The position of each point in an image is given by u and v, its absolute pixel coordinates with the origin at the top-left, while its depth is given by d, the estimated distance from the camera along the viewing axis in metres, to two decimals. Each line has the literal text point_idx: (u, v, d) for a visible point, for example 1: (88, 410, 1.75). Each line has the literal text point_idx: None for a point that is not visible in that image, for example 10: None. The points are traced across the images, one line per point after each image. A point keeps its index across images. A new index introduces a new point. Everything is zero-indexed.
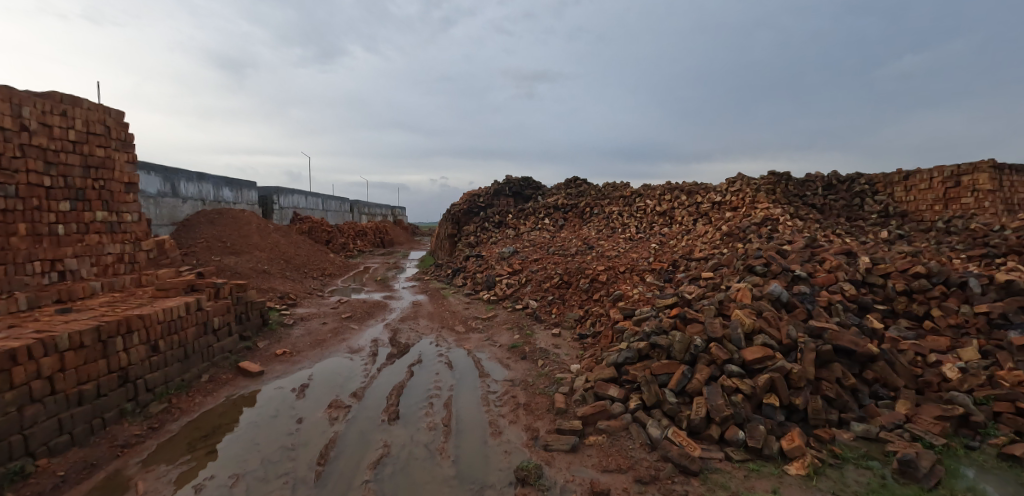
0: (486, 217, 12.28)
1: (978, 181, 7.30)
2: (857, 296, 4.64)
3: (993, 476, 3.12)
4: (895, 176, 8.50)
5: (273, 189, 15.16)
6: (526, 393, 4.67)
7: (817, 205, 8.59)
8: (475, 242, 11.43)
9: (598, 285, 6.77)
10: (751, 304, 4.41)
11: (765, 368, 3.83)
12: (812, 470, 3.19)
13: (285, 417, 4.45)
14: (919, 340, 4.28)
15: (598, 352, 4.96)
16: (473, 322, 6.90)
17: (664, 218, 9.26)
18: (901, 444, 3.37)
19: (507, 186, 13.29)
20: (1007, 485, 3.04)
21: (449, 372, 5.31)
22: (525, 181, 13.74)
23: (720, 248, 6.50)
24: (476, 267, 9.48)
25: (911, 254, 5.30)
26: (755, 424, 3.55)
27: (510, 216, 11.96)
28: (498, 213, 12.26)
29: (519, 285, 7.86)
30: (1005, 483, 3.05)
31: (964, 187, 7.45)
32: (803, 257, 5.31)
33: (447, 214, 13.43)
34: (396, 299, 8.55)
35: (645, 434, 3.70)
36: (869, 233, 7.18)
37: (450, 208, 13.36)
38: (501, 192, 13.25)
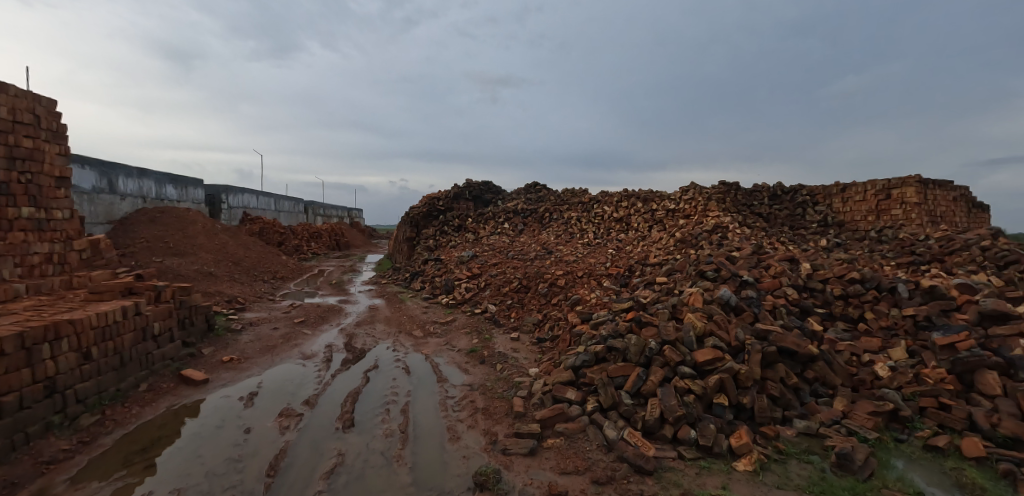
0: (445, 221, 12.17)
1: (906, 194, 7.86)
2: (800, 300, 4.89)
3: (920, 467, 3.36)
4: (833, 188, 9.05)
5: (221, 187, 14.46)
6: (485, 398, 4.63)
7: (763, 214, 9.04)
8: (434, 245, 11.31)
9: (557, 289, 6.84)
10: (702, 308, 4.57)
11: (715, 369, 3.96)
12: (759, 465, 3.34)
13: (232, 427, 4.21)
14: (854, 341, 4.56)
15: (556, 356, 4.99)
16: (432, 327, 6.80)
17: (620, 224, 9.48)
18: (838, 438, 3.57)
19: (467, 189, 13.25)
20: (930, 474, 3.28)
21: (406, 377, 5.21)
22: (485, 185, 13.74)
23: (673, 253, 6.72)
24: (435, 271, 9.36)
25: (848, 261, 5.65)
26: (706, 423, 3.67)
27: (470, 219, 11.92)
28: (457, 217, 12.18)
29: (478, 289, 7.82)
30: (930, 473, 3.29)
31: (894, 199, 8.01)
32: (750, 263, 5.55)
33: (405, 216, 13.18)
34: (352, 303, 8.32)
35: (601, 436, 3.75)
36: (810, 241, 7.61)
37: (409, 210, 13.12)
38: (461, 195, 13.08)
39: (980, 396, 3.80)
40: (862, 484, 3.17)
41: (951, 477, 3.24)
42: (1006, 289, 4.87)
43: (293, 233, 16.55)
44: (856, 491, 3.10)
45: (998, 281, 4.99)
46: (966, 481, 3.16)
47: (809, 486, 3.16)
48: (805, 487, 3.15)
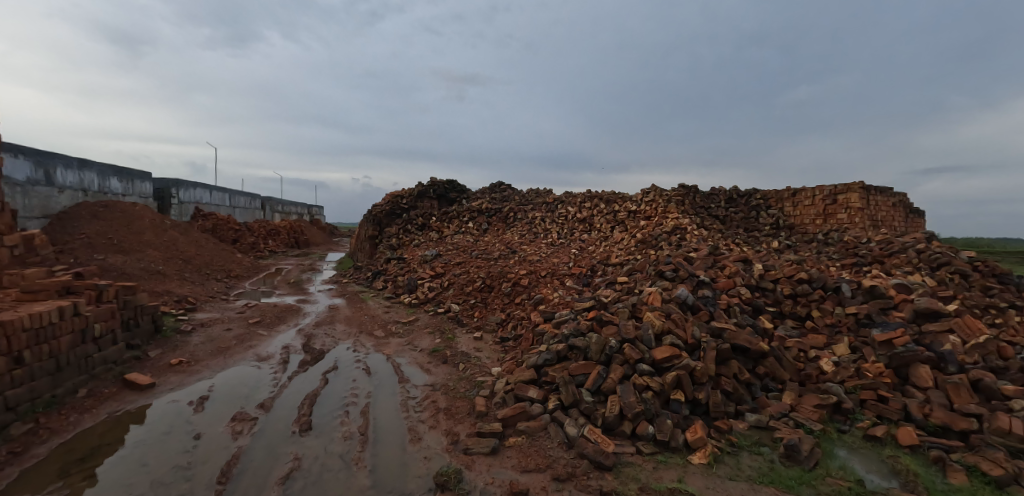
0: (408, 219, 12.01)
1: (850, 199, 8.34)
2: (752, 299, 5.11)
3: (859, 455, 3.57)
4: (784, 192, 9.49)
5: (171, 181, 13.76)
6: (447, 398, 4.59)
7: (719, 216, 9.38)
8: (397, 244, 11.14)
9: (520, 289, 6.88)
10: (661, 307, 4.70)
11: (672, 366, 4.09)
12: (712, 458, 3.46)
13: (180, 433, 4.01)
14: (802, 338, 4.80)
15: (518, 355, 5.01)
16: (394, 327, 6.70)
17: (583, 225, 9.63)
18: (786, 430, 3.75)
19: (432, 188, 13.14)
20: (869, 462, 3.50)
21: (366, 378, 5.11)
22: (450, 184, 13.65)
23: (634, 254, 6.88)
24: (398, 270, 9.22)
25: (797, 262, 5.94)
26: (663, 418, 3.77)
27: (434, 218, 11.81)
28: (421, 215, 12.06)
29: (441, 289, 7.76)
30: (869, 461, 3.50)
31: (839, 204, 8.47)
32: (707, 264, 5.75)
33: (368, 214, 12.92)
34: (310, 303, 8.08)
35: (562, 433, 3.79)
36: (762, 243, 7.95)
37: (371, 208, 12.87)
38: (424, 194, 13.00)
39: (913, 388, 4.08)
40: (807, 473, 3.35)
41: (887, 464, 3.46)
42: (937, 289, 5.26)
43: (249, 230, 15.92)
44: (802, 480, 3.27)
45: (931, 281, 5.38)
46: (900, 468, 3.38)
47: (759, 477, 3.31)
48: (755, 478, 3.29)
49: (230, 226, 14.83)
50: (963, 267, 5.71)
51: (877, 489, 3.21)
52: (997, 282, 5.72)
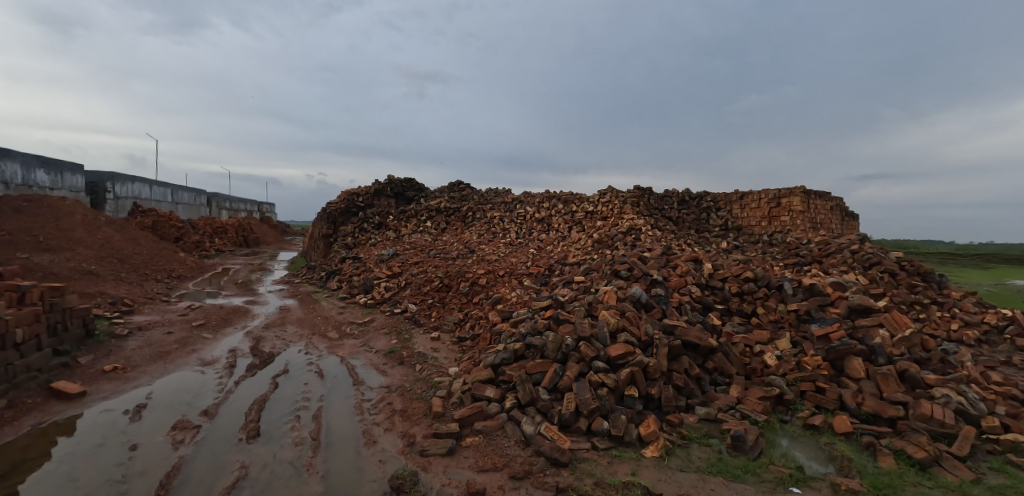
0: (364, 218, 11.76)
1: (792, 202, 8.80)
2: (702, 297, 5.31)
3: (800, 444, 3.78)
4: (733, 195, 9.93)
5: (106, 175, 12.88)
6: (403, 399, 4.52)
7: (672, 217, 9.71)
8: (353, 243, 10.87)
9: (478, 288, 6.87)
10: (616, 305, 4.80)
11: (626, 363, 4.18)
12: (664, 451, 3.57)
13: (114, 444, 3.74)
14: (748, 333, 5.02)
15: (476, 354, 4.99)
16: (349, 328, 6.53)
17: (541, 225, 9.72)
18: (733, 422, 3.91)
19: (389, 186, 12.93)
20: (808, 450, 3.71)
21: (319, 381, 4.95)
22: (408, 182, 13.47)
23: (590, 253, 7.02)
24: (353, 270, 8.99)
25: (743, 262, 6.22)
26: (618, 414, 3.85)
27: (391, 217, 11.62)
28: (378, 214, 11.84)
29: (398, 288, 7.64)
30: (808, 449, 3.71)
31: (783, 207, 8.93)
32: (660, 263, 5.93)
33: (322, 212, 12.54)
34: (260, 304, 7.75)
35: (519, 432, 3.80)
36: (712, 244, 8.29)
37: (326, 206, 12.50)
38: (382, 192, 12.80)
39: (847, 378, 4.35)
40: (752, 462, 3.50)
41: (825, 450, 3.68)
42: (869, 286, 5.65)
43: (193, 228, 15.08)
44: (747, 469, 3.42)
45: (863, 280, 5.77)
46: (836, 454, 3.60)
47: (708, 467, 3.44)
48: (704, 469, 3.42)
49: (172, 223, 13.98)
50: (891, 267, 6.17)
51: (815, 474, 3.40)
52: (919, 280, 6.23)
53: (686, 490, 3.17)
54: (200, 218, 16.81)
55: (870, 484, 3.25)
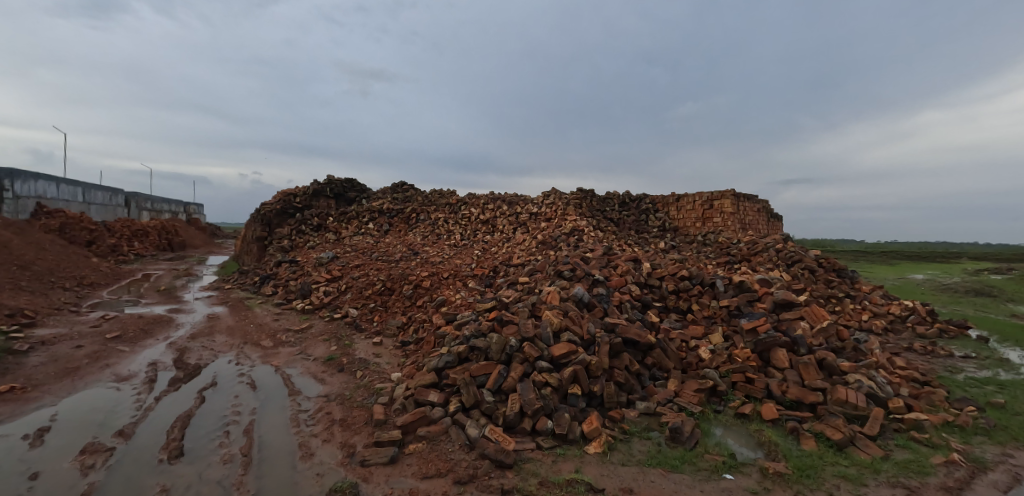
0: (302, 220, 11.28)
1: (724, 205, 9.34)
2: (641, 296, 5.50)
3: (732, 432, 3.98)
4: (670, 197, 10.39)
5: (3, 172, 11.62)
6: (343, 408, 4.35)
7: (613, 218, 10.02)
8: (289, 246, 10.39)
9: (421, 291, 6.79)
10: (559, 305, 4.88)
11: (569, 362, 4.25)
12: (607, 446, 3.65)
13: (9, 473, 3.33)
14: (684, 329, 5.25)
15: (419, 358, 4.91)
16: (285, 336, 6.23)
17: (486, 226, 9.74)
18: (671, 414, 4.06)
19: (328, 186, 12.55)
20: (739, 437, 3.91)
21: (251, 393, 4.69)
22: (349, 182, 13.10)
23: (534, 255, 7.10)
24: (290, 274, 8.59)
25: (679, 262, 6.52)
26: (561, 412, 3.90)
27: (331, 219, 11.23)
28: (316, 215, 11.42)
29: (338, 293, 7.38)
30: (740, 437, 3.92)
31: (715, 209, 9.43)
32: (601, 263, 6.10)
33: (256, 213, 11.90)
34: (185, 313, 7.23)
35: (464, 435, 3.75)
36: (652, 244, 8.65)
37: (260, 207, 11.87)
38: (321, 193, 12.40)
39: (773, 368, 4.65)
40: (689, 452, 3.65)
41: (754, 437, 3.90)
42: (792, 282, 6.09)
43: (108, 231, 13.92)
44: (684, 459, 3.56)
45: (787, 276, 6.21)
46: (764, 440, 3.82)
47: (647, 460, 3.55)
48: (644, 461, 3.53)
49: (83, 225, 12.75)
50: (810, 264, 6.70)
51: (746, 460, 3.59)
52: (835, 276, 6.81)
53: (627, 483, 3.26)
54: (116, 220, 15.48)
55: (794, 466, 3.48)
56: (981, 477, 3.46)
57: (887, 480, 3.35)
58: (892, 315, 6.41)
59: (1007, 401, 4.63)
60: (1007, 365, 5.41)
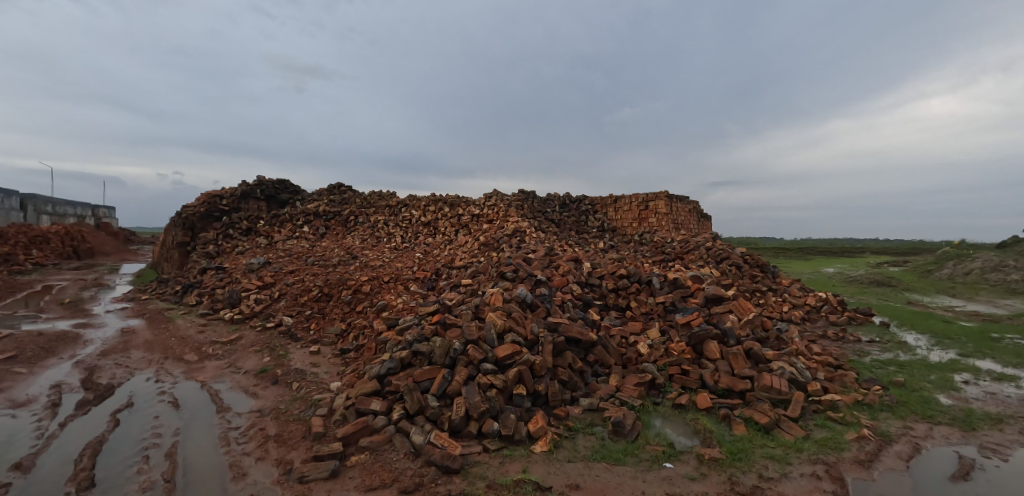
0: (230, 223, 10.61)
1: (658, 205, 9.85)
2: (582, 295, 5.66)
3: (670, 422, 4.17)
4: (607, 199, 10.76)
5: None
6: (278, 423, 4.13)
7: (553, 219, 10.23)
8: (215, 252, 9.74)
9: (361, 296, 6.61)
10: (502, 307, 4.92)
11: (514, 362, 4.29)
12: (552, 444, 3.70)
13: None
14: (623, 325, 5.47)
15: (360, 366, 4.76)
16: (211, 348, 5.83)
17: (427, 229, 9.65)
18: (614, 409, 4.19)
19: (259, 187, 11.90)
20: (677, 427, 4.10)
21: (174, 413, 4.34)
22: (280, 183, 12.50)
23: (476, 257, 7.12)
24: (216, 281, 8.05)
25: (618, 260, 6.78)
26: (507, 413, 3.91)
27: (262, 222, 10.66)
28: (245, 218, 10.79)
29: (271, 300, 7.02)
30: (677, 426, 4.11)
31: (650, 210, 9.93)
32: (543, 263, 6.21)
33: (176, 217, 11.03)
34: (94, 328, 6.58)
35: (408, 443, 3.66)
36: (592, 244, 8.95)
37: (181, 210, 11.02)
38: (250, 194, 11.72)
39: (706, 359, 4.93)
40: (631, 444, 3.79)
41: (691, 425, 4.10)
42: (721, 278, 6.53)
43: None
44: (627, 451, 3.69)
45: (716, 273, 6.65)
46: (700, 427, 4.03)
47: (592, 454, 3.64)
48: (589, 456, 3.61)
49: None
50: (737, 261, 7.21)
51: (684, 448, 3.77)
52: (758, 271, 7.37)
53: (573, 479, 3.32)
54: (9, 226, 13.86)
55: (728, 450, 3.69)
56: (887, 449, 3.85)
57: (809, 457, 3.64)
58: (809, 306, 7.01)
59: (906, 379, 5.19)
60: (904, 347, 6.08)
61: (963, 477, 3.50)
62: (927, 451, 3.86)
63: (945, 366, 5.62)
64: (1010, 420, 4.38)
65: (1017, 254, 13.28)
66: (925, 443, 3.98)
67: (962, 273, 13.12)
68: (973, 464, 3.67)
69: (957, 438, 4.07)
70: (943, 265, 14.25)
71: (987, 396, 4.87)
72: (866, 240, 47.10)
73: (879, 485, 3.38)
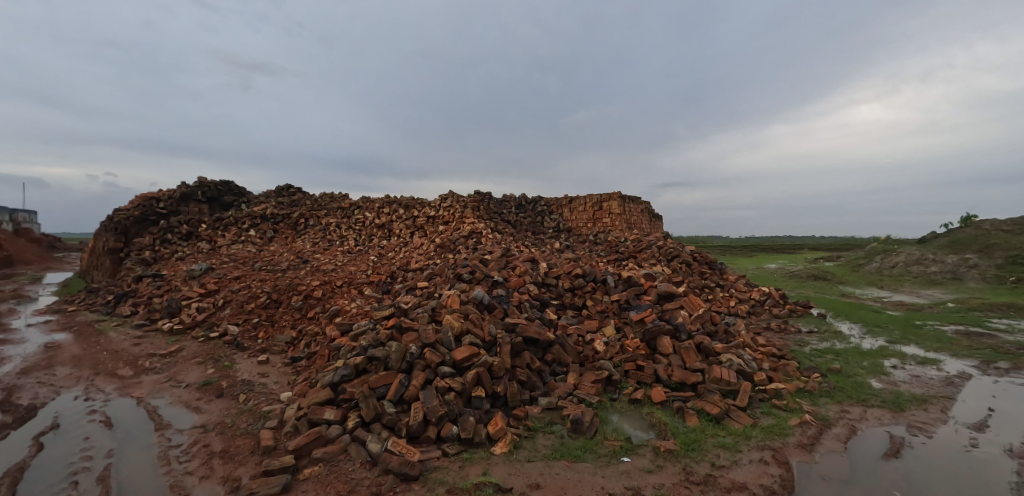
0: (168, 228, 9.97)
1: (611, 206, 10.12)
2: (539, 295, 5.73)
3: (627, 417, 4.27)
4: (563, 200, 10.93)
5: None
6: (224, 438, 3.91)
7: (510, 220, 10.29)
8: (152, 258, 9.13)
9: (313, 302, 6.39)
10: (459, 309, 4.89)
11: (472, 364, 4.27)
12: (512, 445, 3.71)
13: None
14: (580, 324, 5.57)
15: (313, 374, 4.60)
16: (148, 362, 5.45)
17: (382, 231, 9.46)
18: (572, 406, 4.25)
19: (200, 189, 11.28)
20: (634, 421, 4.21)
21: (106, 433, 4.02)
22: (223, 185, 11.89)
23: (433, 259, 7.06)
24: (153, 290, 7.55)
25: (573, 260, 6.92)
26: (466, 416, 3.88)
27: (204, 226, 10.10)
28: (185, 222, 10.19)
29: (214, 309, 6.65)
30: (634, 420, 4.21)
31: (604, 210, 10.18)
32: (500, 265, 6.24)
33: (107, 222, 10.25)
34: (12, 344, 6.00)
35: (364, 452, 3.55)
36: (548, 244, 9.07)
37: (112, 214, 10.26)
38: (190, 196, 11.09)
39: (659, 354, 5.10)
40: (590, 441, 3.85)
41: (646, 419, 4.22)
42: (672, 276, 6.79)
43: None
44: (586, 448, 3.74)
45: (668, 270, 6.91)
46: (655, 421, 4.15)
47: (551, 453, 3.67)
48: (549, 455, 3.64)
49: None
50: (687, 259, 7.52)
51: (641, 442, 3.86)
52: (707, 268, 7.72)
53: (534, 478, 3.34)
54: None
55: (682, 442, 3.83)
56: (827, 432, 4.11)
57: (757, 444, 3.84)
58: (754, 300, 7.40)
59: (842, 365, 5.57)
60: (839, 336, 6.53)
61: (894, 454, 3.79)
62: (862, 432, 4.15)
63: (876, 353, 6.07)
64: (933, 400, 4.79)
65: (934, 248, 14.59)
66: (860, 425, 4.28)
67: (888, 266, 14.28)
68: (902, 442, 3.98)
69: (888, 419, 4.40)
70: (872, 259, 15.44)
71: (912, 379, 5.30)
72: (808, 238, 50.23)
73: (821, 466, 3.60)
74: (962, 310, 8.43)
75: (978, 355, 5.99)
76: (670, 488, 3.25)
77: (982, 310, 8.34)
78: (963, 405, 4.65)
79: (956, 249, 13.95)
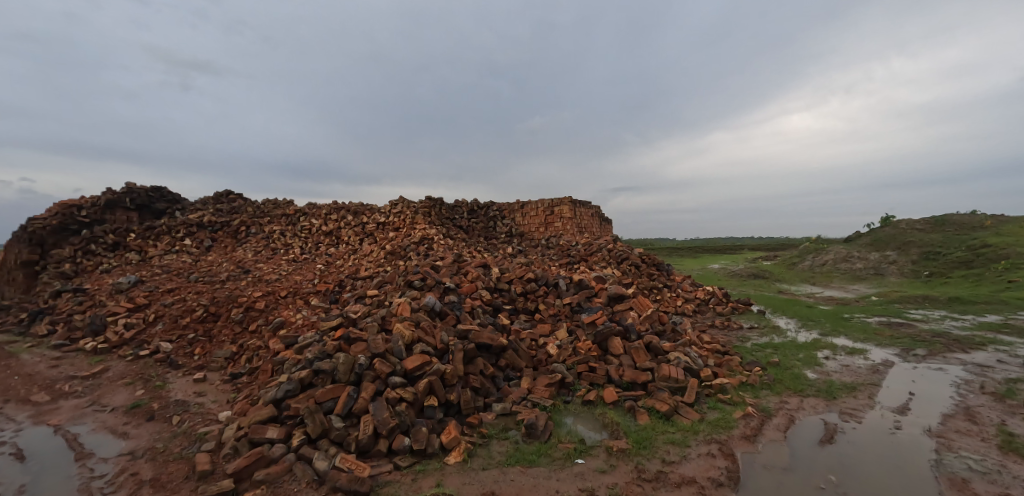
0: (91, 237, 9.18)
1: (562, 210, 10.32)
2: (491, 300, 5.75)
3: (581, 419, 4.33)
4: (515, 204, 11.02)
5: None
6: (154, 465, 3.62)
7: (463, 226, 10.27)
8: (74, 271, 8.38)
9: (255, 314, 6.08)
10: (410, 317, 4.81)
11: (424, 373, 4.20)
12: (466, 453, 3.66)
13: None
14: (533, 327, 5.63)
15: (255, 391, 4.37)
16: (67, 386, 4.98)
17: (330, 238, 9.16)
18: (526, 411, 4.26)
19: (128, 196, 10.49)
20: (587, 422, 4.27)
21: (16, 468, 3.62)
22: (154, 191, 11.13)
23: (383, 266, 6.91)
24: (73, 305, 6.92)
25: (526, 264, 6.99)
26: (419, 427, 3.80)
27: (133, 235, 9.38)
28: (112, 231, 9.42)
29: (145, 324, 6.19)
30: (587, 422, 4.28)
31: (556, 214, 10.36)
32: (451, 270, 6.19)
33: (21, 232, 9.31)
34: None
35: (311, 470, 3.39)
36: (500, 249, 9.11)
37: (25, 223, 9.35)
38: (117, 204, 10.28)
39: (611, 355, 5.23)
40: (544, 445, 3.86)
41: (600, 419, 4.29)
42: (621, 278, 7.02)
43: None
44: (540, 452, 3.75)
45: (617, 273, 7.14)
46: (607, 421, 4.23)
47: (506, 460, 3.66)
48: (504, 462, 3.63)
49: None
50: (635, 261, 7.80)
51: (594, 443, 3.92)
52: (655, 269, 8.02)
53: (488, 486, 3.31)
54: None
55: (634, 440, 3.93)
56: (768, 423, 4.36)
57: (704, 438, 4.00)
58: (699, 299, 7.77)
59: (780, 358, 5.92)
60: (777, 330, 6.95)
61: (828, 440, 4.06)
62: (799, 421, 4.43)
63: (811, 345, 6.50)
64: (861, 387, 5.18)
65: (858, 247, 15.89)
66: (798, 414, 4.56)
67: (820, 264, 15.43)
68: (835, 429, 4.27)
69: (822, 407, 4.72)
70: (805, 257, 16.63)
71: (843, 369, 5.72)
72: (751, 239, 53.22)
73: (763, 456, 3.79)
74: (883, 302, 9.22)
75: (898, 344, 6.55)
76: (623, 487, 3.32)
77: (901, 303, 9.15)
78: (887, 391, 5.07)
79: (877, 246, 15.26)
